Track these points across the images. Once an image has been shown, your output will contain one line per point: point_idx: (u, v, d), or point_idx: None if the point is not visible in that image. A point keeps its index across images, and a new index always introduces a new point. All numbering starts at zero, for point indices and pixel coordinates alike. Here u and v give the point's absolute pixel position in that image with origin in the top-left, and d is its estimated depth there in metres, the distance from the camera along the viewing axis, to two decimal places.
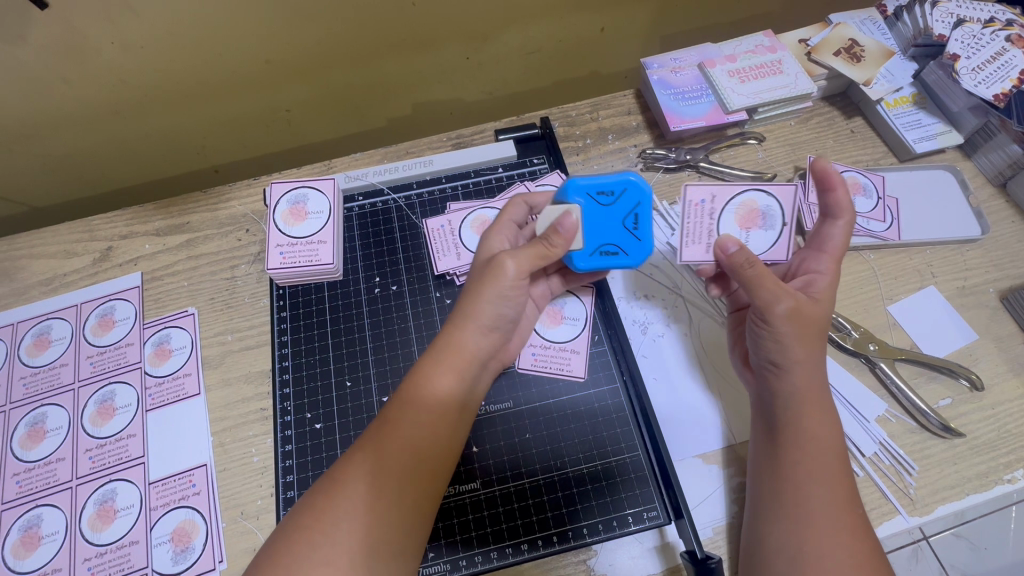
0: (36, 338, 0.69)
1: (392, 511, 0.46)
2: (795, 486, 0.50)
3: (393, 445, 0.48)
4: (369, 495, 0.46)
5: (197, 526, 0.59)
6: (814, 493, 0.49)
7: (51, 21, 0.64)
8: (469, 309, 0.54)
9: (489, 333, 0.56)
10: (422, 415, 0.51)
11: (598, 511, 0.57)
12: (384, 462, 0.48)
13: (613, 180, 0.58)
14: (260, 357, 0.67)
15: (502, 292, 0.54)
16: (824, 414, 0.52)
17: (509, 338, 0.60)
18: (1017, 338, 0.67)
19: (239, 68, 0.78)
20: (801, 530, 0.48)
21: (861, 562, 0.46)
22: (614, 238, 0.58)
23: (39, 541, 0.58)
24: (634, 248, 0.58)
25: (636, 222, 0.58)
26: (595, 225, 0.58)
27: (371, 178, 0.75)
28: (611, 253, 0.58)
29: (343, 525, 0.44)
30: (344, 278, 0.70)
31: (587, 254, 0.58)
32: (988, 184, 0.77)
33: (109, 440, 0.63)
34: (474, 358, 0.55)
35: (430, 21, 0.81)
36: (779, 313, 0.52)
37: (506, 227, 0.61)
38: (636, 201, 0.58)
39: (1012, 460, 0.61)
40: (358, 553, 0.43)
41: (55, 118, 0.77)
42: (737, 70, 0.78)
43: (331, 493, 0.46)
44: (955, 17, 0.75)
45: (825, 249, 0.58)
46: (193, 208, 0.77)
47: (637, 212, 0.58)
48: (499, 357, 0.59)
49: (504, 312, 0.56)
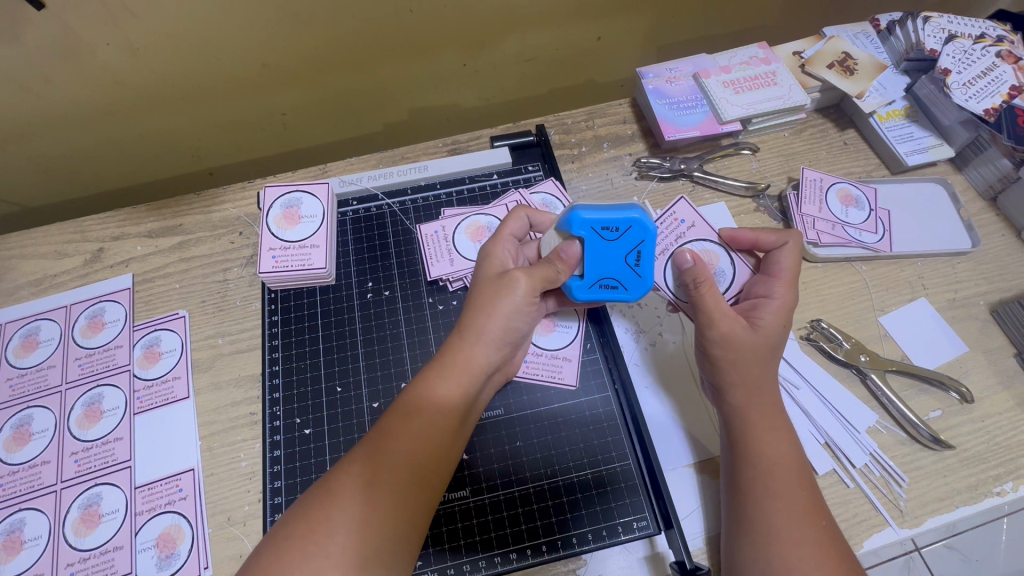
0: (23, 339, 0.68)
1: (387, 521, 0.46)
2: (753, 502, 0.50)
3: (397, 453, 0.48)
4: (367, 505, 0.46)
5: (183, 532, 0.58)
6: (773, 508, 0.49)
7: (46, 22, 0.64)
8: (480, 326, 0.54)
9: (498, 348, 0.56)
10: (430, 426, 0.51)
11: (588, 521, 0.56)
12: (385, 470, 0.48)
13: (619, 215, 0.55)
14: (251, 361, 0.67)
15: (515, 308, 0.55)
16: (776, 432, 0.53)
17: (514, 352, 0.60)
18: (1007, 351, 0.67)
19: (235, 71, 0.78)
20: (768, 552, 0.48)
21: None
22: (615, 273, 0.57)
23: (22, 546, 0.57)
24: (634, 284, 0.57)
25: (639, 259, 0.56)
26: (596, 258, 0.56)
27: (366, 183, 0.74)
28: (611, 286, 0.57)
29: (337, 537, 0.44)
30: (336, 282, 0.69)
31: (586, 286, 0.57)
32: (979, 198, 0.77)
33: (96, 444, 0.62)
34: (481, 371, 0.55)
35: (428, 28, 0.81)
36: (716, 333, 0.54)
37: (507, 243, 0.60)
38: (639, 237, 0.56)
39: (1002, 472, 0.61)
40: (353, 567, 0.43)
41: (49, 119, 0.77)
42: (732, 81, 0.79)
43: (327, 502, 0.46)
44: (947, 32, 0.76)
45: (775, 275, 0.59)
46: (187, 210, 0.77)
47: (641, 249, 0.56)
48: (501, 370, 0.60)
49: (514, 328, 0.56)
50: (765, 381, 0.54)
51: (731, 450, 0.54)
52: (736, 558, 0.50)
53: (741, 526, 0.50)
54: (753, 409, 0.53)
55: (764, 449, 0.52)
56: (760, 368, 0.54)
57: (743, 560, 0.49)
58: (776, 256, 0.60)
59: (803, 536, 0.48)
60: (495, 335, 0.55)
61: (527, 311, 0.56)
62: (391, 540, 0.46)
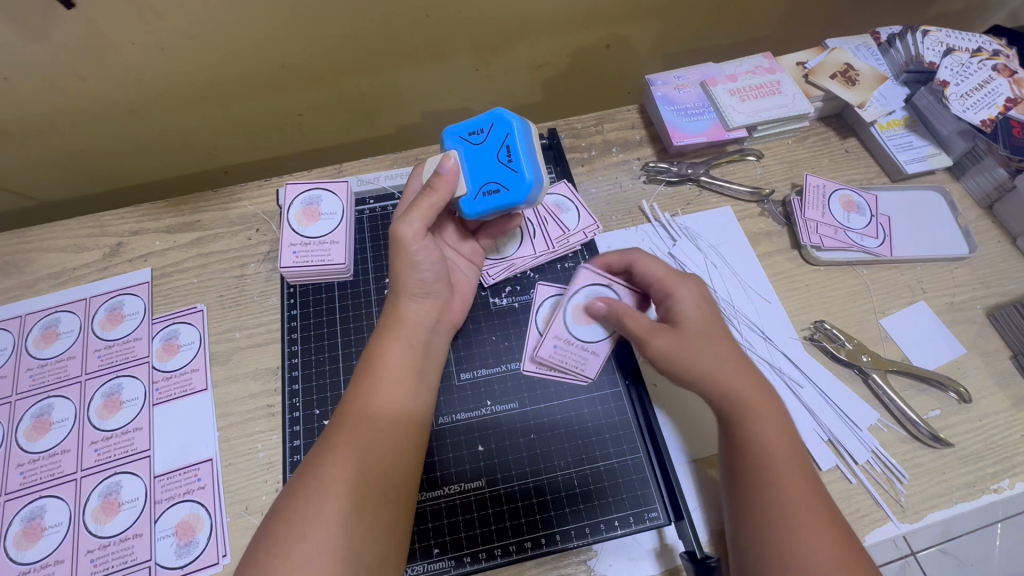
0: (43, 331, 0.69)
1: (365, 487, 0.50)
2: (748, 483, 0.49)
3: (356, 416, 0.53)
4: (346, 472, 0.50)
5: (201, 520, 0.59)
6: (771, 487, 0.48)
7: (75, 22, 0.66)
8: (398, 286, 0.59)
9: (424, 299, 0.60)
10: (389, 388, 0.55)
11: (600, 511, 0.57)
12: (355, 434, 0.52)
13: (483, 118, 0.60)
14: (269, 355, 0.68)
15: (413, 259, 0.58)
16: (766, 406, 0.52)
17: (450, 299, 0.64)
18: (1003, 354, 0.70)
19: (254, 72, 0.80)
20: (775, 529, 0.47)
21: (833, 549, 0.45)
22: (494, 176, 0.58)
23: (42, 532, 0.58)
24: (514, 181, 0.57)
25: (509, 154, 0.58)
26: (475, 166, 0.59)
27: (383, 182, 0.76)
28: (495, 191, 0.58)
29: (314, 502, 0.48)
30: (354, 278, 0.71)
31: (473, 198, 0.59)
32: (976, 206, 0.80)
33: (115, 433, 0.63)
34: (418, 327, 0.59)
35: (443, 33, 0.83)
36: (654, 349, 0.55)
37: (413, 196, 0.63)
38: (505, 133, 0.59)
39: (998, 470, 0.63)
40: (334, 527, 0.47)
41: (71, 117, 0.78)
42: (738, 89, 0.81)
43: (304, 475, 0.51)
44: (945, 46, 0.79)
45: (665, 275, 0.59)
46: (205, 206, 0.78)
47: (508, 144, 0.58)
48: (445, 320, 0.63)
49: (428, 276, 0.59)
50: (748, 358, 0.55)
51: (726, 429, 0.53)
52: (742, 538, 0.49)
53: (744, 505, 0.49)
54: (745, 383, 0.53)
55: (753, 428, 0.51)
56: (729, 347, 0.54)
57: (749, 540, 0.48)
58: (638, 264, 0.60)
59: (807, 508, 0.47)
60: (412, 286, 0.59)
61: (427, 252, 0.58)
62: (366, 499, 0.49)
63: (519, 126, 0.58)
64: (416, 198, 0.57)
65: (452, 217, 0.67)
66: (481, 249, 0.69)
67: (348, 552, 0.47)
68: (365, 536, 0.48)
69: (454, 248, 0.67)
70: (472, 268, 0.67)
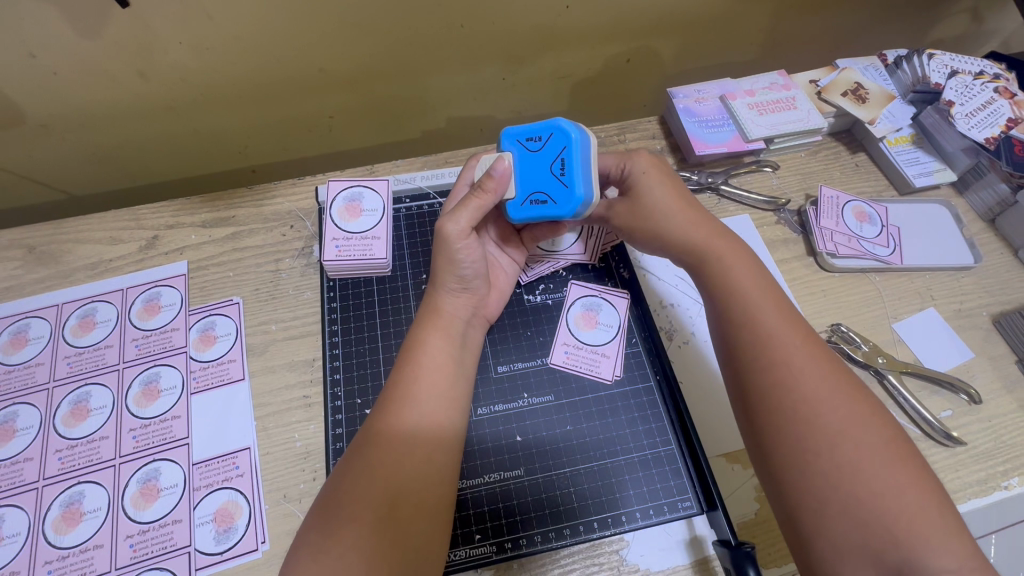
0: (80, 319, 0.70)
1: (411, 474, 0.51)
2: (760, 374, 0.52)
3: (398, 400, 0.54)
4: (394, 455, 0.51)
5: (240, 507, 0.60)
6: (780, 373, 0.51)
7: (129, 21, 0.69)
8: (438, 279, 0.61)
9: (461, 292, 0.62)
10: (431, 376, 0.56)
11: (636, 500, 0.59)
12: (395, 423, 0.53)
13: (541, 125, 0.62)
14: (304, 347, 0.70)
15: (455, 254, 0.59)
16: (756, 294, 0.57)
17: (487, 295, 0.65)
18: (1009, 358, 0.73)
19: (294, 74, 0.83)
20: (798, 414, 0.49)
21: (844, 414, 0.49)
22: (544, 186, 0.61)
23: (81, 517, 0.59)
24: (562, 195, 0.61)
25: (563, 167, 0.61)
26: (527, 173, 0.62)
27: (419, 182, 0.78)
28: (541, 202, 0.61)
29: (363, 483, 0.50)
30: (392, 273, 0.73)
31: (519, 203, 0.62)
32: (979, 219, 0.84)
33: (154, 421, 0.64)
34: (455, 317, 0.61)
35: (474, 42, 0.87)
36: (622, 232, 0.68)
37: (461, 188, 0.66)
38: (561, 145, 0.61)
39: (1008, 468, 0.66)
40: (383, 506, 0.49)
41: (112, 112, 0.80)
42: (756, 103, 0.85)
43: (352, 457, 0.52)
44: (950, 68, 0.84)
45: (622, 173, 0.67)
46: (240, 202, 0.80)
47: (563, 158, 0.61)
48: (479, 312, 0.65)
49: (469, 270, 0.61)
50: (747, 272, 0.59)
51: (722, 349, 0.56)
52: (763, 443, 0.51)
53: (757, 421, 0.51)
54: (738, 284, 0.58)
55: (754, 322, 0.54)
56: (717, 245, 0.61)
57: (771, 444, 0.50)
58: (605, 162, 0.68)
59: (831, 403, 0.49)
60: (449, 279, 0.61)
61: (469, 246, 0.60)
62: (411, 482, 0.50)
63: (577, 140, 0.61)
64: (465, 198, 0.59)
65: (498, 217, 0.69)
66: (524, 250, 0.70)
67: (395, 530, 0.48)
68: (415, 520, 0.49)
69: (496, 247, 0.69)
70: (512, 265, 0.69)
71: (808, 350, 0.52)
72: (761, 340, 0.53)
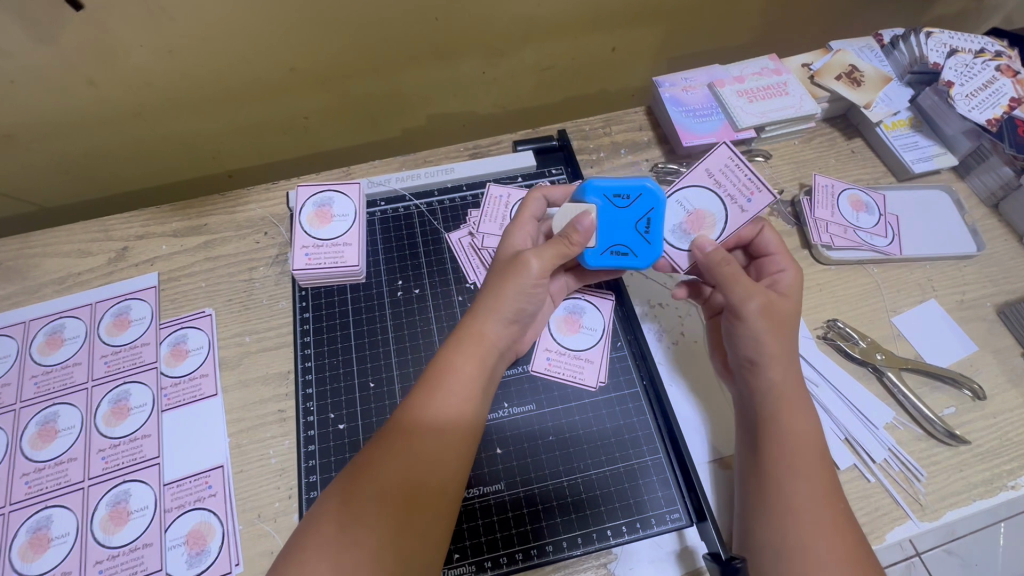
0: (48, 337, 0.68)
1: (422, 502, 0.47)
2: (776, 483, 0.50)
3: (436, 388, 0.52)
4: (398, 481, 0.47)
5: (213, 529, 0.58)
6: (793, 489, 0.49)
7: (83, 25, 0.65)
8: (492, 302, 0.56)
9: (511, 323, 0.58)
10: (448, 402, 0.52)
11: (622, 513, 0.56)
12: (408, 447, 0.49)
13: (632, 184, 0.61)
14: (279, 359, 0.67)
15: (523, 288, 0.56)
16: (802, 405, 0.53)
17: (525, 331, 0.61)
18: (1014, 350, 0.70)
19: (262, 76, 0.80)
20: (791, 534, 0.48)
21: (840, 557, 0.46)
22: (626, 239, 0.61)
23: (49, 543, 0.57)
24: (644, 250, 0.61)
25: (649, 226, 0.61)
26: (609, 225, 0.61)
27: (393, 184, 0.75)
28: (622, 253, 0.61)
29: (371, 510, 0.45)
30: (366, 280, 0.70)
31: (598, 253, 0.61)
32: (982, 205, 0.80)
33: (124, 441, 0.62)
34: (494, 346, 0.56)
35: (449, 35, 0.83)
36: (750, 309, 0.55)
37: (527, 225, 0.62)
38: (649, 205, 0.61)
39: (1015, 467, 0.63)
40: (387, 536, 0.45)
41: (76, 120, 0.77)
42: (746, 90, 0.81)
43: (389, 437, 0.49)
44: (948, 47, 0.80)
45: (772, 252, 0.61)
46: (212, 210, 0.77)
47: (650, 217, 0.61)
48: (512, 348, 0.60)
49: (525, 307, 0.58)
50: (789, 368, 0.54)
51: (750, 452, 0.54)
52: (752, 552, 0.50)
53: (755, 526, 0.50)
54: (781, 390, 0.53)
55: (792, 429, 0.52)
56: (783, 345, 0.54)
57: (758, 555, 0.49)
58: (763, 241, 0.62)
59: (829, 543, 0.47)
60: (506, 311, 0.56)
61: (537, 290, 0.57)
62: (439, 478, 0.49)
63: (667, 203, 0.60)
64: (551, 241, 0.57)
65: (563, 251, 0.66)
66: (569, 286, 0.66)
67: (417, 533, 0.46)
68: (417, 548, 0.45)
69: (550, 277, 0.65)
70: (552, 307, 0.66)
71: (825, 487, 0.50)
72: (785, 458, 0.51)
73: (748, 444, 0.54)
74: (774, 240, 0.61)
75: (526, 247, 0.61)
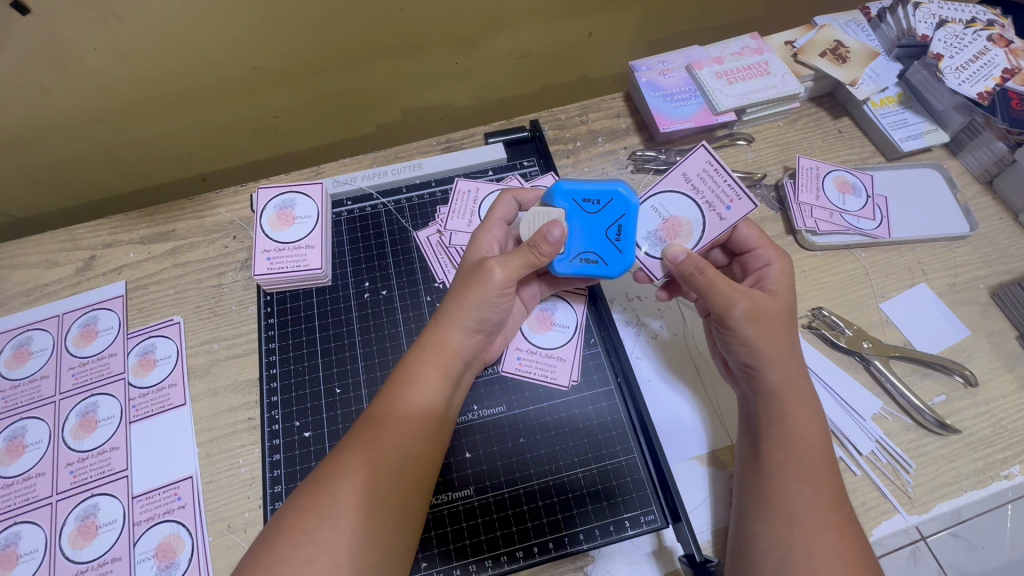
0: (15, 350, 0.67)
1: (380, 516, 0.45)
2: (779, 486, 0.49)
3: (399, 392, 0.51)
4: (357, 494, 0.45)
5: (183, 541, 0.57)
6: (798, 492, 0.48)
7: (33, 31, 0.63)
8: (456, 311, 0.53)
9: (476, 331, 0.55)
10: (410, 415, 0.50)
11: (594, 516, 0.55)
12: (368, 459, 0.47)
13: (602, 188, 0.57)
14: (248, 366, 0.66)
15: (486, 298, 0.53)
16: (805, 407, 0.51)
17: (492, 339, 0.59)
18: (1009, 334, 0.67)
19: (225, 75, 0.78)
20: (791, 538, 0.46)
21: (844, 561, 0.45)
22: (596, 247, 0.57)
23: (17, 560, 0.56)
24: (615, 259, 0.57)
25: (620, 233, 0.57)
26: (578, 230, 0.57)
27: (360, 182, 0.73)
28: (591, 261, 0.57)
29: (327, 526, 0.43)
30: (332, 283, 0.69)
31: (567, 259, 0.57)
32: (975, 182, 0.77)
33: (92, 454, 0.61)
34: (459, 355, 0.54)
35: (416, 26, 0.81)
36: (737, 317, 0.52)
37: (494, 228, 0.59)
38: (622, 211, 0.57)
39: (1008, 456, 0.61)
40: (343, 553, 0.43)
41: (39, 128, 0.76)
42: (725, 71, 0.78)
43: (352, 444, 0.48)
44: (938, 17, 0.76)
45: (754, 245, 0.59)
46: (179, 214, 0.76)
47: (621, 224, 0.57)
48: (480, 357, 0.58)
49: (490, 316, 0.55)
50: (789, 368, 0.52)
51: (753, 454, 0.52)
52: (746, 553, 0.48)
53: (757, 529, 0.48)
54: (783, 393, 0.52)
55: (795, 431, 0.50)
56: (784, 344, 0.52)
57: (756, 557, 0.47)
58: (741, 234, 0.59)
59: (830, 548, 0.46)
60: (471, 319, 0.54)
61: (503, 298, 0.54)
62: (400, 486, 0.47)
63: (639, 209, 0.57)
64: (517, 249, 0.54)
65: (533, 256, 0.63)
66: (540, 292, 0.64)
67: (381, 544, 0.45)
68: (374, 563, 0.44)
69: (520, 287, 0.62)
70: (523, 312, 0.63)
71: (824, 489, 0.48)
72: (788, 460, 0.49)
73: (748, 447, 0.53)
74: (753, 234, 0.59)
75: (492, 252, 0.58)
